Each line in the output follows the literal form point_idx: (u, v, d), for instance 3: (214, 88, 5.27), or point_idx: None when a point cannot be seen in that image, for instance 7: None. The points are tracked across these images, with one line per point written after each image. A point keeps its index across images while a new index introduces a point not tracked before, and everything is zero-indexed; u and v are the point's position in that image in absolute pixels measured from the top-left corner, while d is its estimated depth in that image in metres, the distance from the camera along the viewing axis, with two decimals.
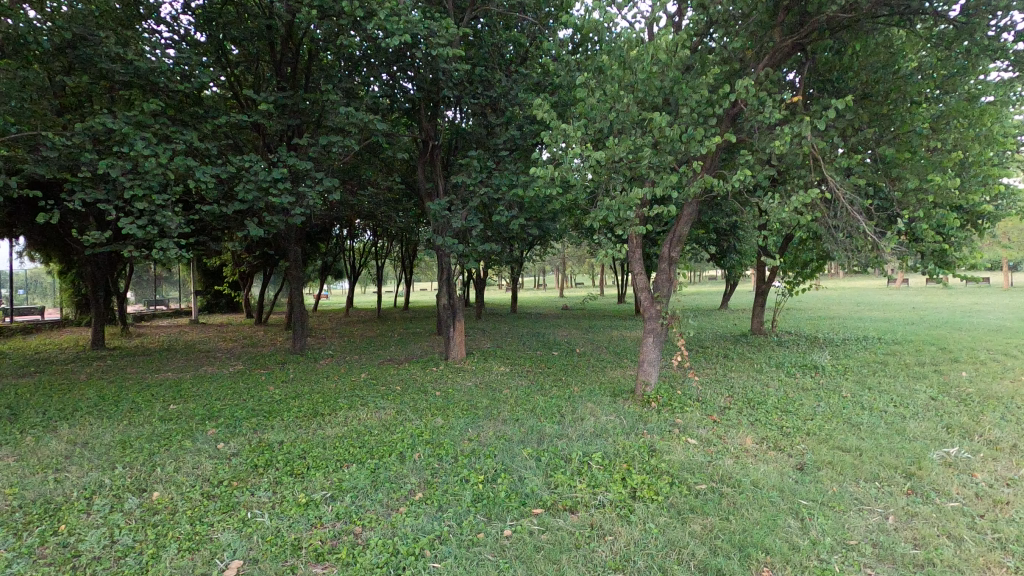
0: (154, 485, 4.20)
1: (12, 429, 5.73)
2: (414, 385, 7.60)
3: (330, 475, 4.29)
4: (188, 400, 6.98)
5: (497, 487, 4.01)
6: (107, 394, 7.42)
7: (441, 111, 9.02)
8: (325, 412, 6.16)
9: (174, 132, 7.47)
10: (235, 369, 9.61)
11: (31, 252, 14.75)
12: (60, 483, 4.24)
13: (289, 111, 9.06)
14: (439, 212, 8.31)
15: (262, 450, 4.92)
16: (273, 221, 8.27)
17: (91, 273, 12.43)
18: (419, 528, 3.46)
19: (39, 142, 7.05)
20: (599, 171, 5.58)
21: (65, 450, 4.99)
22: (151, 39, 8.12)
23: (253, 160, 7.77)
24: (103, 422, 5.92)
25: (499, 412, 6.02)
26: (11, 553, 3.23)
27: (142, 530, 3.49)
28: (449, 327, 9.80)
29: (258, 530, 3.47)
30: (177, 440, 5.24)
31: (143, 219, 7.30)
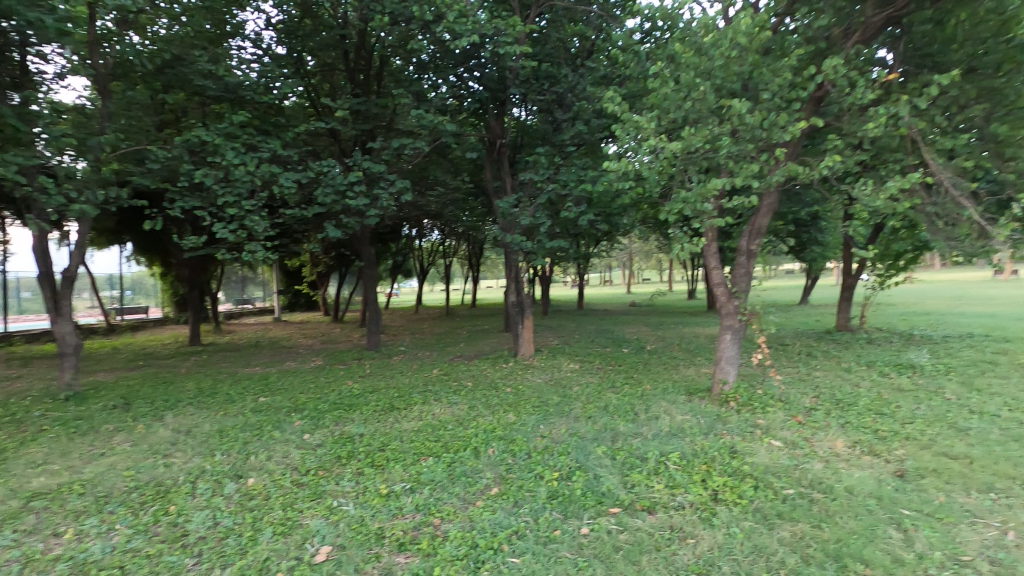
0: (248, 472, 4.49)
1: (127, 417, 6.31)
2: (485, 381, 7.70)
3: (409, 467, 4.42)
4: (276, 393, 7.41)
5: (572, 485, 3.99)
6: (204, 386, 8.01)
7: (508, 110, 9.07)
8: (401, 406, 6.36)
9: (261, 142, 7.95)
10: (316, 364, 10.11)
11: (137, 256, 16.16)
12: (168, 467, 4.62)
13: (363, 117, 9.41)
14: (508, 210, 8.37)
15: (344, 441, 5.15)
16: (349, 223, 8.63)
17: (188, 275, 13.45)
18: (497, 523, 3.49)
19: (143, 156, 7.70)
20: (673, 162, 5.41)
21: (172, 438, 5.43)
22: (238, 55, 8.67)
23: (331, 165, 8.14)
24: (202, 413, 6.40)
25: (571, 409, 5.98)
26: (130, 530, 3.56)
27: (240, 513, 3.74)
28: (518, 325, 9.85)
29: (344, 518, 3.63)
30: (268, 430, 5.58)
31: (234, 224, 7.80)
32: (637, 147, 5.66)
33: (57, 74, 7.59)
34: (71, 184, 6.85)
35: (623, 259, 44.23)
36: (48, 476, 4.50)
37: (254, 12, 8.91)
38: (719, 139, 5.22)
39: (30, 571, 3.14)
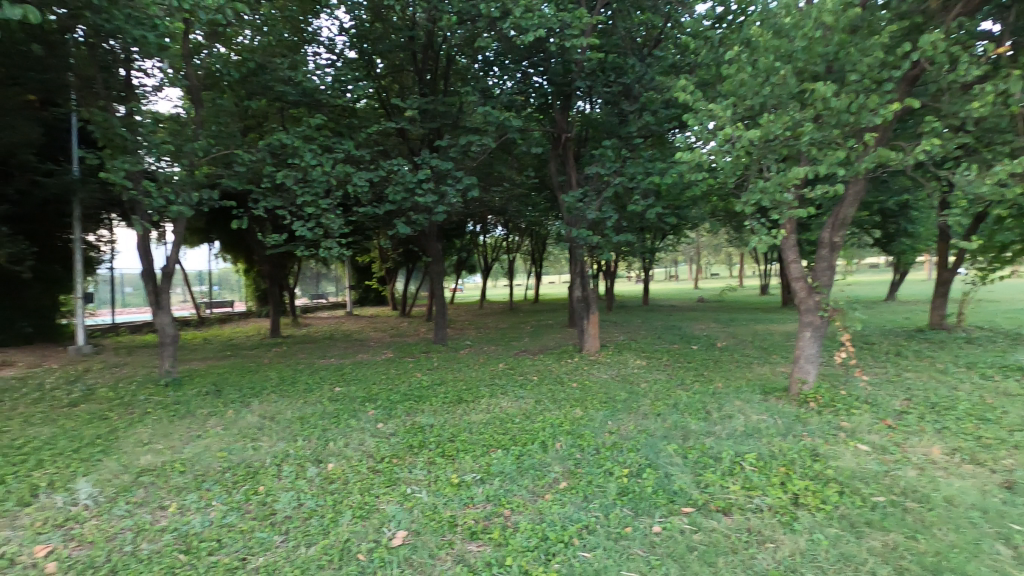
0: (328, 457, 4.73)
1: (218, 403, 6.80)
2: (551, 376, 7.72)
3: (479, 459, 4.50)
4: (350, 383, 7.74)
5: (643, 482, 3.93)
6: (285, 376, 8.48)
7: (573, 103, 9.01)
8: (469, 399, 6.48)
9: (336, 143, 8.29)
10: (387, 356, 10.46)
11: (224, 254, 17.33)
12: (256, 450, 4.95)
13: (431, 116, 9.63)
14: (573, 204, 8.31)
15: (416, 431, 5.31)
16: (418, 219, 8.86)
17: (269, 271, 14.27)
18: (568, 517, 3.50)
19: (230, 159, 8.24)
20: (751, 151, 5.18)
21: (258, 423, 5.81)
22: (314, 61, 9.08)
23: (401, 164, 8.38)
24: (285, 401, 6.79)
25: (639, 405, 5.88)
26: (226, 506, 3.85)
27: (322, 496, 3.95)
28: (583, 320, 9.78)
29: (418, 505, 3.75)
30: (345, 418, 5.85)
31: (311, 222, 8.20)
32: (710, 137, 5.47)
33: (156, 87, 8.25)
34: (169, 187, 7.43)
35: (691, 253, 42.91)
36: (154, 454, 4.94)
37: (329, 19, 9.31)
38: (802, 125, 4.95)
39: (142, 539, 3.45)
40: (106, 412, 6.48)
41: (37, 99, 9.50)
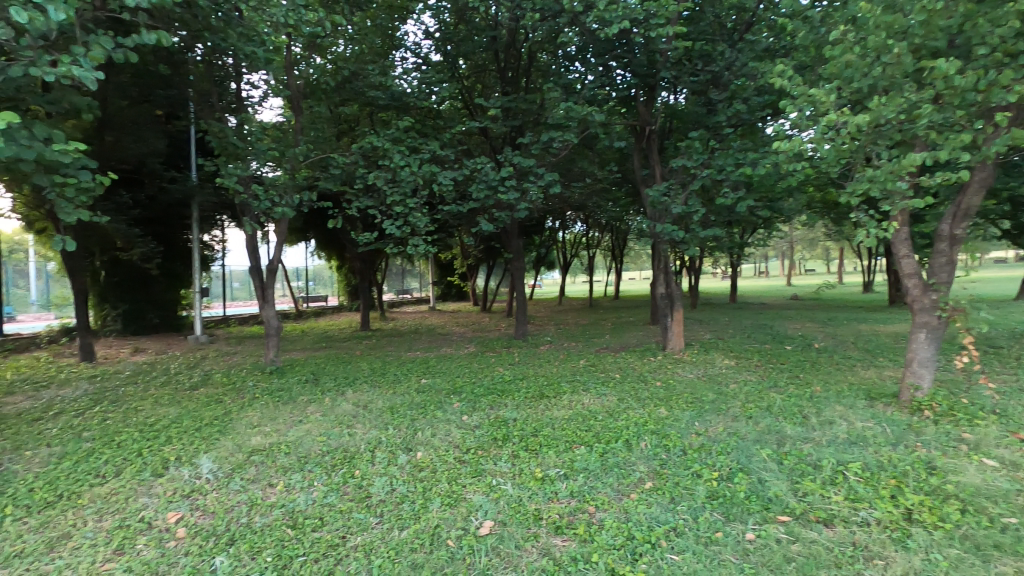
0: (417, 446, 4.94)
1: (317, 391, 7.29)
2: (634, 374, 7.58)
3: (562, 454, 4.52)
4: (436, 376, 8.02)
5: (734, 487, 3.77)
6: (376, 367, 8.93)
7: (658, 94, 8.76)
8: (551, 394, 6.50)
9: (422, 144, 8.59)
10: (469, 350, 10.73)
11: (319, 251, 18.49)
12: (352, 436, 5.26)
13: (513, 114, 9.70)
14: (658, 198, 8.10)
15: (499, 424, 5.42)
16: (501, 216, 8.99)
17: (360, 267, 15.06)
18: (654, 517, 3.44)
19: (327, 163, 8.78)
20: (857, 138, 4.81)
21: (353, 411, 6.17)
22: (402, 66, 9.45)
23: (484, 162, 8.54)
24: (376, 390, 7.16)
25: (728, 407, 5.65)
26: (326, 486, 4.14)
27: (412, 482, 4.13)
28: (666, 317, 9.51)
29: (503, 496, 3.83)
30: (431, 409, 6.08)
31: (400, 220, 8.54)
32: (809, 123, 5.13)
33: (262, 97, 8.95)
34: (274, 190, 8.05)
35: (783, 247, 40.39)
36: (263, 436, 5.39)
37: (415, 23, 9.64)
38: (918, 107, 4.53)
39: (255, 512, 3.79)
40: (222, 395, 7.14)
41: (163, 114, 10.60)
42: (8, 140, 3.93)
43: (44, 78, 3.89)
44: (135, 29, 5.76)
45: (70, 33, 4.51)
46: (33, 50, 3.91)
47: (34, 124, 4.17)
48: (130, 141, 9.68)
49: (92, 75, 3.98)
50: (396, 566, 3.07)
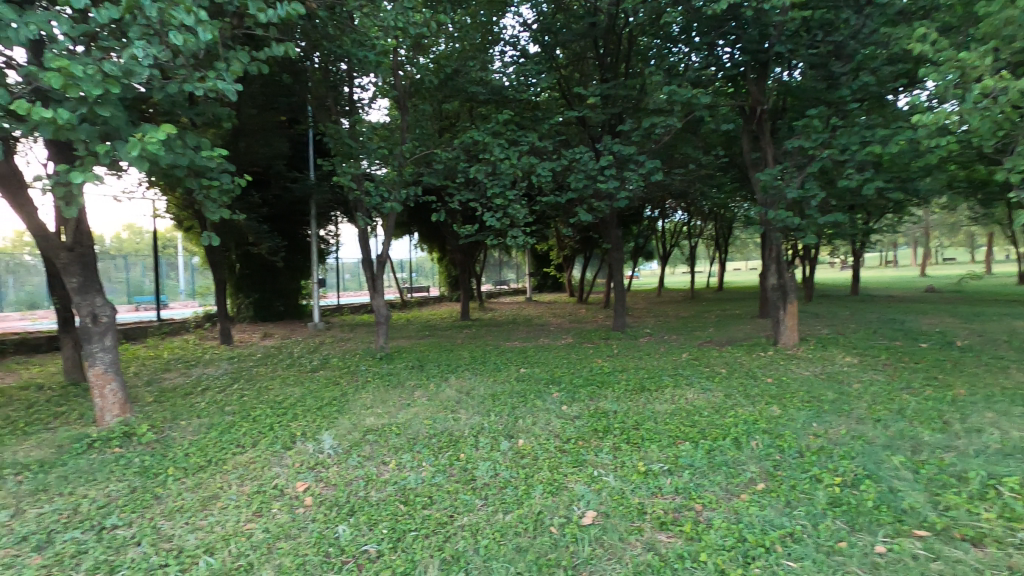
0: (518, 433, 5.04)
1: (423, 376, 7.68)
2: (742, 369, 7.18)
3: (666, 449, 4.40)
4: (534, 365, 8.13)
5: (860, 495, 3.47)
6: (476, 355, 9.21)
7: (770, 71, 8.17)
8: (652, 388, 6.35)
9: (521, 136, 8.69)
10: (567, 341, 10.74)
11: (422, 244, 19.33)
12: (456, 421, 5.47)
13: (612, 101, 9.50)
14: (771, 183, 7.58)
15: (599, 416, 5.38)
16: (600, 206, 8.88)
17: (460, 258, 15.56)
18: (768, 520, 3.26)
19: (431, 159, 9.15)
20: (1019, 105, 4.18)
21: (456, 397, 6.42)
22: (501, 59, 9.59)
23: (583, 152, 8.47)
24: (478, 378, 7.40)
25: (851, 408, 5.19)
26: (434, 467, 4.36)
27: (515, 468, 4.23)
28: (778, 310, 8.90)
29: (605, 488, 3.81)
30: (531, 398, 6.17)
31: (499, 212, 8.71)
32: (956, 91, 4.53)
33: (371, 99, 9.50)
34: (384, 186, 8.54)
35: (917, 233, 36.16)
36: (375, 417, 5.76)
37: (513, 17, 9.74)
38: None
39: (371, 487, 4.07)
40: (339, 378, 7.74)
41: (286, 119, 11.57)
42: (166, 149, 4.48)
43: (195, 92, 4.39)
44: (265, 43, 6.33)
45: (214, 53, 5.06)
46: (186, 68, 4.43)
47: (187, 134, 4.72)
48: (259, 146, 10.70)
49: (233, 87, 4.43)
50: (502, 548, 3.17)
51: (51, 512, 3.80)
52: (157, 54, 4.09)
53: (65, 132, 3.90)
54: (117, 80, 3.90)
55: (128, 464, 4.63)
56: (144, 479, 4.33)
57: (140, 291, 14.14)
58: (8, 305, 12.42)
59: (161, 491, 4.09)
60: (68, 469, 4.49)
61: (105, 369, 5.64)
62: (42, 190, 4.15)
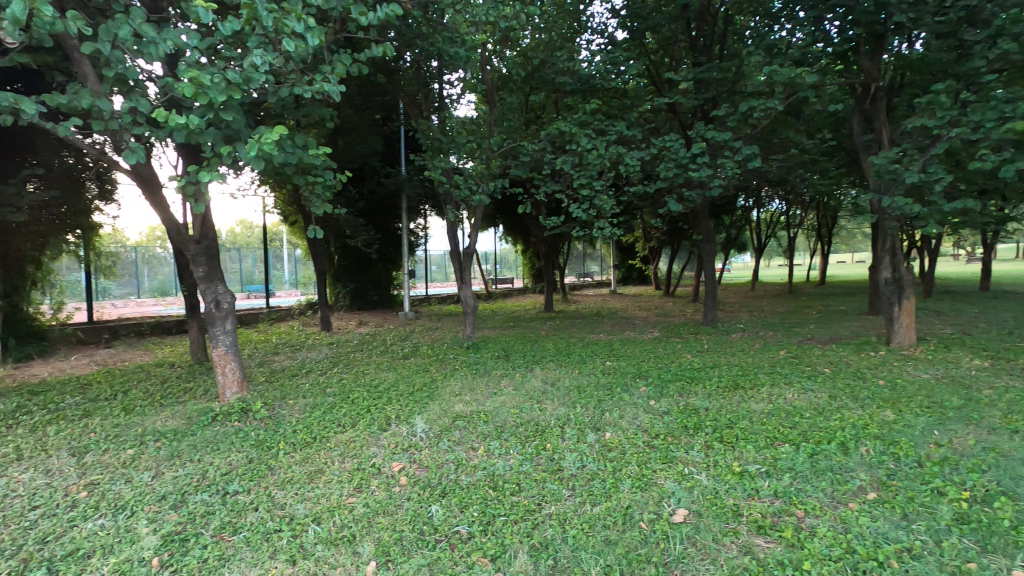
0: (605, 426, 4.99)
1: (508, 366, 7.80)
2: (848, 369, 6.65)
3: (763, 450, 4.19)
4: (620, 359, 8.01)
5: (994, 513, 3.11)
6: (561, 347, 9.22)
7: (887, 44, 7.44)
8: (747, 386, 6.04)
9: (608, 125, 8.53)
10: (654, 335, 10.46)
11: (506, 236, 19.54)
12: (542, 411, 5.52)
13: (705, 85, 9.08)
14: (886, 167, 6.93)
15: (690, 412, 5.21)
16: (691, 196, 8.54)
17: (544, 250, 15.58)
18: (880, 532, 3.02)
19: (518, 151, 9.22)
20: None
21: (542, 387, 6.47)
22: (588, 48, 9.46)
23: (673, 140, 8.18)
24: (563, 369, 7.41)
25: (980, 417, 4.66)
26: (522, 455, 4.43)
27: (602, 461, 4.21)
28: (892, 307, 8.14)
29: (697, 486, 3.70)
30: (618, 392, 6.09)
31: (586, 204, 8.62)
32: None
33: (459, 94, 9.72)
34: (472, 179, 8.73)
35: None
36: (464, 404, 5.94)
37: (601, 4, 9.56)
38: None
39: (461, 471, 4.21)
40: (428, 365, 8.05)
41: (380, 117, 12.13)
42: (279, 149, 4.86)
43: (304, 95, 4.72)
44: (364, 45, 6.65)
45: (320, 57, 5.39)
46: (296, 73, 4.76)
47: (297, 135, 5.08)
48: (356, 144, 11.32)
49: (337, 89, 4.73)
50: (590, 539, 3.17)
51: (184, 475, 4.28)
52: (272, 61, 4.43)
53: (195, 136, 4.33)
54: (238, 87, 4.27)
55: (246, 437, 5.10)
56: (260, 451, 4.75)
57: (251, 280, 15.72)
58: (144, 292, 14.23)
59: (273, 463, 4.47)
60: (196, 439, 5.02)
61: (227, 350, 6.23)
62: (176, 189, 4.63)
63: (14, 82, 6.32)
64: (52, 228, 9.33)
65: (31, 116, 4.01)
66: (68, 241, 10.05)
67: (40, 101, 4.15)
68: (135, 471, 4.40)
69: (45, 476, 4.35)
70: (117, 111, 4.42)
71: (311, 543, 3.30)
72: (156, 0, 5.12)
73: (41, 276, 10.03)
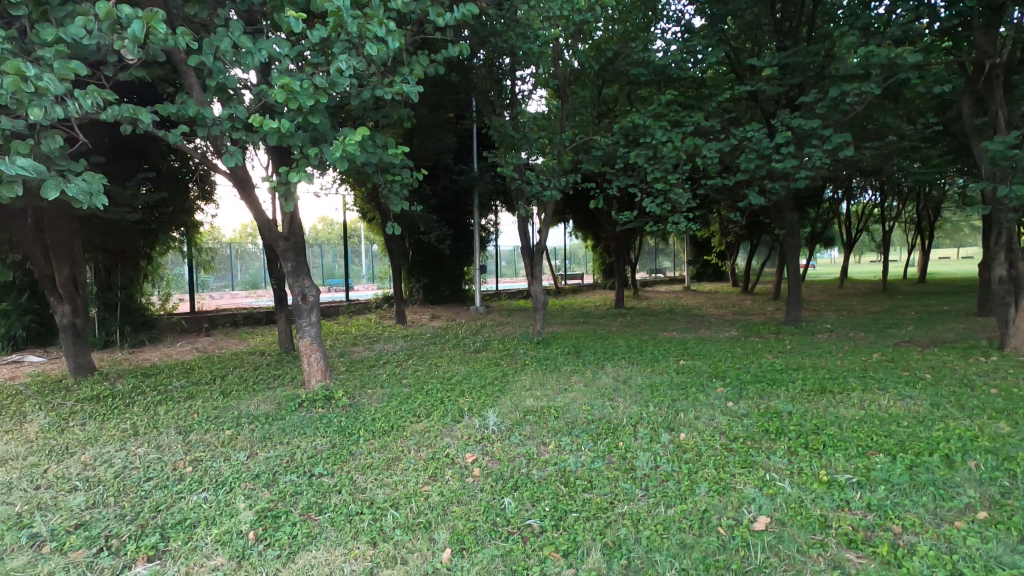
0: (679, 427, 4.86)
1: (578, 362, 7.75)
2: (954, 375, 6.09)
3: (854, 459, 3.93)
4: (694, 357, 7.76)
5: None
6: (633, 344, 9.05)
7: (1005, 15, 6.69)
8: (835, 390, 5.68)
9: (685, 116, 8.24)
10: (731, 334, 10.04)
11: (576, 231, 19.39)
12: (614, 409, 5.45)
13: (791, 70, 8.57)
14: (1002, 153, 6.26)
15: (772, 416, 4.97)
16: (774, 188, 8.11)
17: (615, 246, 15.33)
18: (992, 556, 2.76)
19: (590, 145, 9.12)
20: None
21: (614, 385, 6.38)
22: (663, 37, 9.19)
23: (755, 129, 7.79)
24: (635, 367, 7.28)
25: None
26: (594, 452, 4.40)
27: (677, 462, 4.10)
28: (1006, 308, 7.36)
29: (780, 494, 3.52)
30: (693, 392, 5.90)
31: (660, 197, 8.40)
32: None
33: (531, 89, 9.73)
34: (544, 175, 8.73)
35: None
36: (535, 398, 5.98)
37: None
38: None
39: (533, 465, 4.24)
40: (499, 359, 8.17)
41: (454, 115, 12.37)
42: (362, 149, 5.08)
43: (385, 96, 4.91)
44: (439, 44, 6.80)
45: (399, 59, 5.57)
46: (377, 76, 4.95)
47: (377, 135, 5.29)
48: (431, 143, 11.62)
49: (416, 89, 4.89)
50: (665, 542, 3.10)
51: (275, 456, 4.59)
52: (356, 65, 4.64)
53: (286, 139, 4.61)
54: (325, 91, 4.52)
55: (329, 423, 5.39)
56: (342, 436, 5.01)
57: (331, 274, 16.58)
58: (238, 284, 15.40)
59: (355, 449, 4.71)
60: (285, 423, 5.37)
61: (312, 340, 6.60)
62: (270, 188, 4.96)
63: (132, 94, 6.93)
64: (162, 226, 10.23)
65: (146, 125, 4.43)
66: (174, 237, 11.03)
67: (153, 111, 4.57)
68: (232, 450, 4.77)
69: (157, 451, 4.81)
70: (218, 119, 4.79)
71: (390, 527, 3.45)
72: (251, 13, 5.49)
73: (152, 270, 11.07)
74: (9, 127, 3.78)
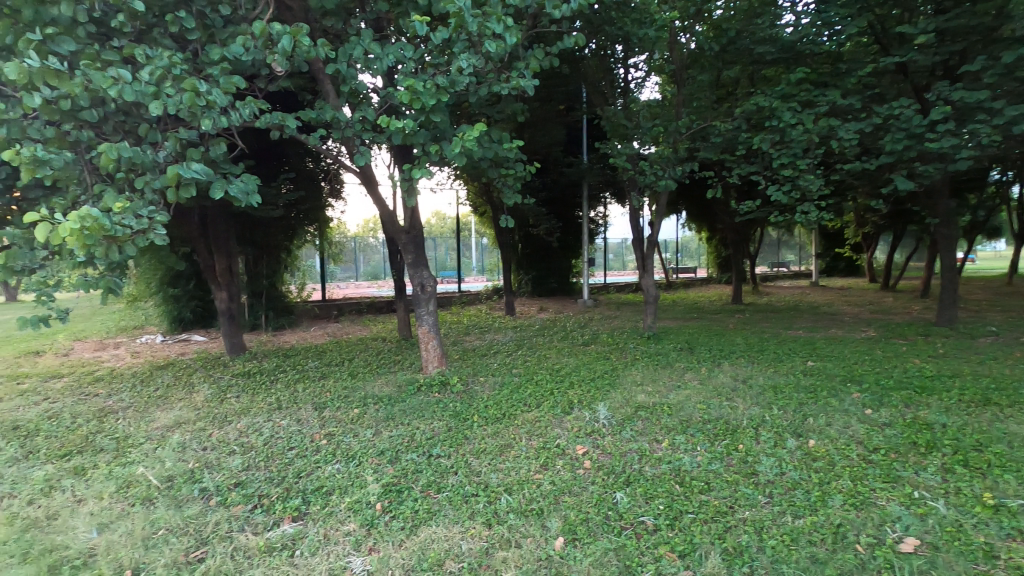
0: (808, 433, 4.50)
1: (692, 359, 7.44)
2: None
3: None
4: (824, 359, 7.13)
5: None
6: (752, 342, 8.51)
7: None
8: (1003, 402, 4.93)
9: (818, 95, 7.55)
10: (868, 334, 9.09)
11: (690, 223, 18.55)
12: (733, 410, 5.16)
13: (951, 36, 7.52)
14: None
15: (920, 427, 4.44)
16: (926, 170, 7.18)
17: (733, 238, 14.49)
18: None
19: (708, 132, 8.67)
20: None
21: (732, 384, 6.05)
22: (794, 10, 8.44)
23: (904, 105, 6.94)
24: (755, 366, 6.84)
25: None
26: (711, 453, 4.20)
27: (806, 470, 3.80)
28: None
29: (933, 514, 3.14)
30: (823, 396, 5.43)
31: (788, 185, 7.78)
32: None
33: (645, 76, 9.45)
34: (657, 164, 8.47)
35: None
36: (647, 394, 5.83)
37: None
38: None
39: (645, 462, 4.16)
40: (608, 353, 8.08)
41: (564, 107, 12.36)
42: (479, 145, 5.24)
43: (501, 92, 5.04)
44: (552, 36, 6.81)
45: (515, 54, 5.67)
46: (494, 72, 5.07)
47: (493, 130, 5.43)
48: (541, 136, 11.72)
49: (532, 83, 4.95)
50: (794, 553, 2.90)
51: (397, 435, 4.92)
52: (475, 62, 4.78)
53: (411, 138, 4.88)
54: (446, 90, 4.72)
55: (445, 407, 5.67)
56: (457, 421, 5.25)
57: (444, 266, 17.33)
58: (362, 275, 16.66)
59: (469, 434, 4.90)
60: (406, 405, 5.73)
61: (429, 328, 6.96)
62: (394, 184, 5.28)
63: (276, 103, 7.73)
64: (299, 222, 11.30)
65: (291, 130, 4.91)
66: (309, 232, 12.15)
67: (297, 116, 5.05)
68: (360, 428, 5.18)
69: (297, 424, 5.36)
70: (351, 122, 5.18)
71: (504, 511, 3.55)
72: (380, 20, 5.86)
73: (291, 262, 12.30)
74: (186, 137, 4.42)
